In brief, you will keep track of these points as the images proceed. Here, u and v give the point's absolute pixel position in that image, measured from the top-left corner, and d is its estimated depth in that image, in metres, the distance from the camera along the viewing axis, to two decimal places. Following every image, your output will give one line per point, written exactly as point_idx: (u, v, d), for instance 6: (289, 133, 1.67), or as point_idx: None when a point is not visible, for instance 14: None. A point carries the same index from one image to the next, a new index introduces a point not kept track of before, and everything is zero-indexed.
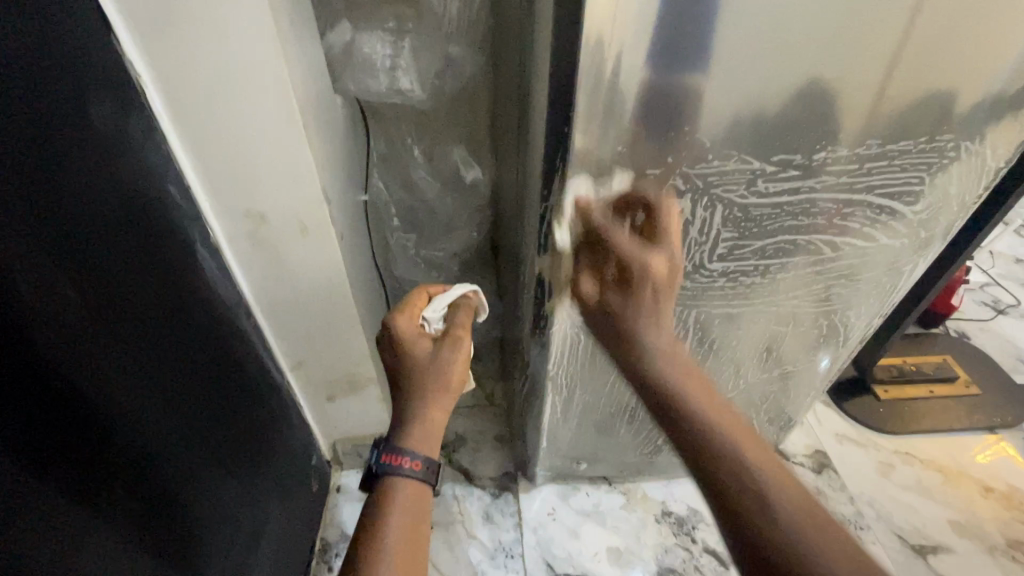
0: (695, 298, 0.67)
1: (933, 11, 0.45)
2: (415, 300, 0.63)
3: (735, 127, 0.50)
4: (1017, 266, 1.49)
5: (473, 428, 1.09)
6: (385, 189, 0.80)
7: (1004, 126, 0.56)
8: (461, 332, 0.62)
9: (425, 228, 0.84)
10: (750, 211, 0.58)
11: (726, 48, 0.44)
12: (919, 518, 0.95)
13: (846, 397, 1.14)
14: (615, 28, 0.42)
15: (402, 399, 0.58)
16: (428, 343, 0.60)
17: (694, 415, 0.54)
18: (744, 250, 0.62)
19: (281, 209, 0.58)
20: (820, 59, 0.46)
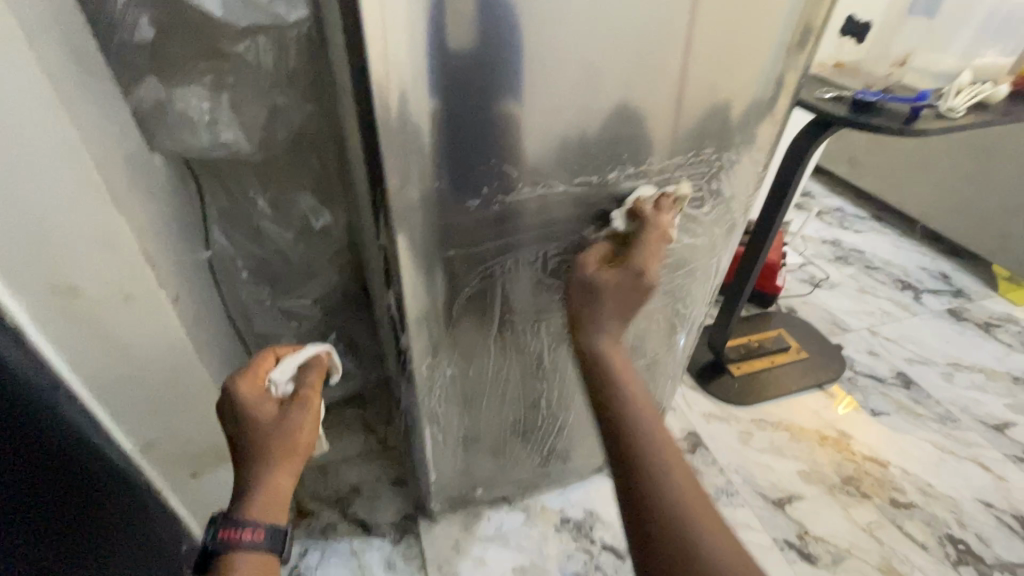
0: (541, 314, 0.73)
1: (670, 58, 0.55)
2: (261, 362, 0.60)
3: (540, 156, 0.56)
4: (824, 246, 1.79)
5: (367, 475, 1.06)
6: (229, 243, 0.77)
7: (751, 140, 0.69)
8: (309, 394, 0.60)
9: (280, 278, 0.82)
10: (571, 227, 0.65)
11: (508, 94, 0.50)
12: (775, 475, 1.09)
13: (707, 380, 1.28)
14: (407, 77, 0.46)
15: (245, 470, 0.55)
16: (274, 407, 0.58)
17: (648, 453, 0.54)
18: (572, 263, 0.69)
19: (94, 276, 0.54)
20: (591, 98, 0.55)
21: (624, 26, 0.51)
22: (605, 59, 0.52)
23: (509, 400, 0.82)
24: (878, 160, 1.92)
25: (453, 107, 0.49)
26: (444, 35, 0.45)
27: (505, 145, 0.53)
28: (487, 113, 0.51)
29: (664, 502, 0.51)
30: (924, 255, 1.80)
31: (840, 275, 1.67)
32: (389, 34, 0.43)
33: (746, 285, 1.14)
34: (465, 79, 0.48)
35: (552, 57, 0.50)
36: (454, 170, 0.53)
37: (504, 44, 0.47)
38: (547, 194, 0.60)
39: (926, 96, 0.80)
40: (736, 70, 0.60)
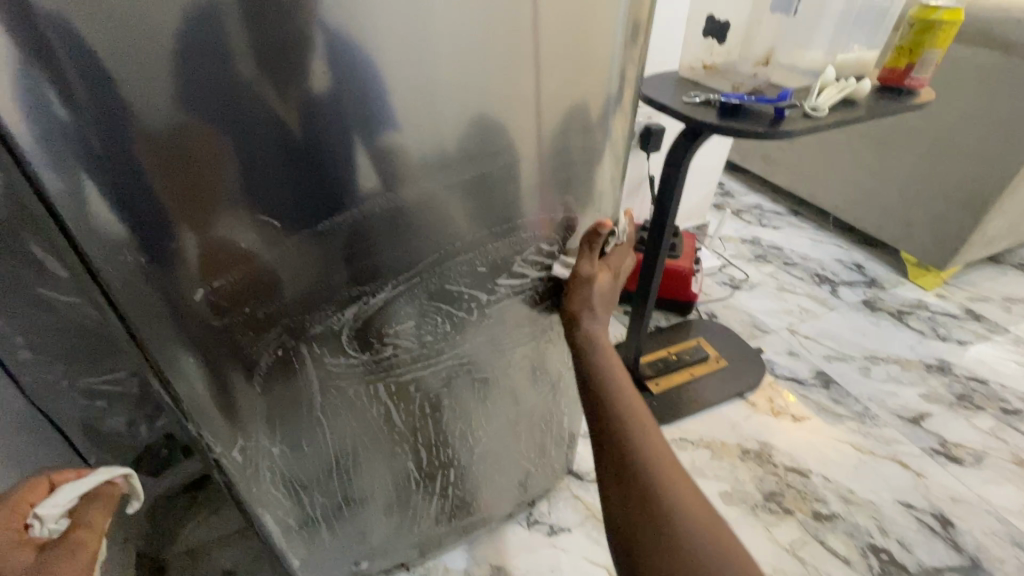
0: (388, 373, 0.64)
1: (499, 106, 0.50)
2: (27, 493, 0.51)
3: (323, 200, 0.47)
4: (743, 246, 1.78)
5: (241, 557, 0.92)
6: (1, 316, 0.63)
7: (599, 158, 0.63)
8: (85, 533, 0.51)
9: (82, 349, 0.69)
10: (387, 275, 0.55)
11: (301, 162, 0.44)
12: None
13: None
14: (78, 117, 0.35)
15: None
16: (30, 553, 0.49)
17: (627, 415, 0.57)
18: (404, 314, 0.60)
19: None
20: (396, 147, 0.47)
21: (439, 81, 0.46)
22: (426, 116, 0.47)
23: (375, 466, 0.73)
24: (787, 156, 1.94)
25: (223, 175, 0.42)
26: (207, 104, 0.38)
27: (265, 193, 0.44)
28: (224, 154, 0.41)
29: (633, 453, 0.54)
30: (839, 246, 1.81)
31: (759, 274, 1.65)
32: (28, 62, 0.33)
33: (648, 295, 1.08)
34: (178, 114, 0.38)
35: (351, 118, 0.44)
36: (196, 225, 0.43)
37: (218, 69, 0.38)
38: (360, 239, 0.51)
39: (789, 96, 0.76)
40: (572, 102, 0.55)
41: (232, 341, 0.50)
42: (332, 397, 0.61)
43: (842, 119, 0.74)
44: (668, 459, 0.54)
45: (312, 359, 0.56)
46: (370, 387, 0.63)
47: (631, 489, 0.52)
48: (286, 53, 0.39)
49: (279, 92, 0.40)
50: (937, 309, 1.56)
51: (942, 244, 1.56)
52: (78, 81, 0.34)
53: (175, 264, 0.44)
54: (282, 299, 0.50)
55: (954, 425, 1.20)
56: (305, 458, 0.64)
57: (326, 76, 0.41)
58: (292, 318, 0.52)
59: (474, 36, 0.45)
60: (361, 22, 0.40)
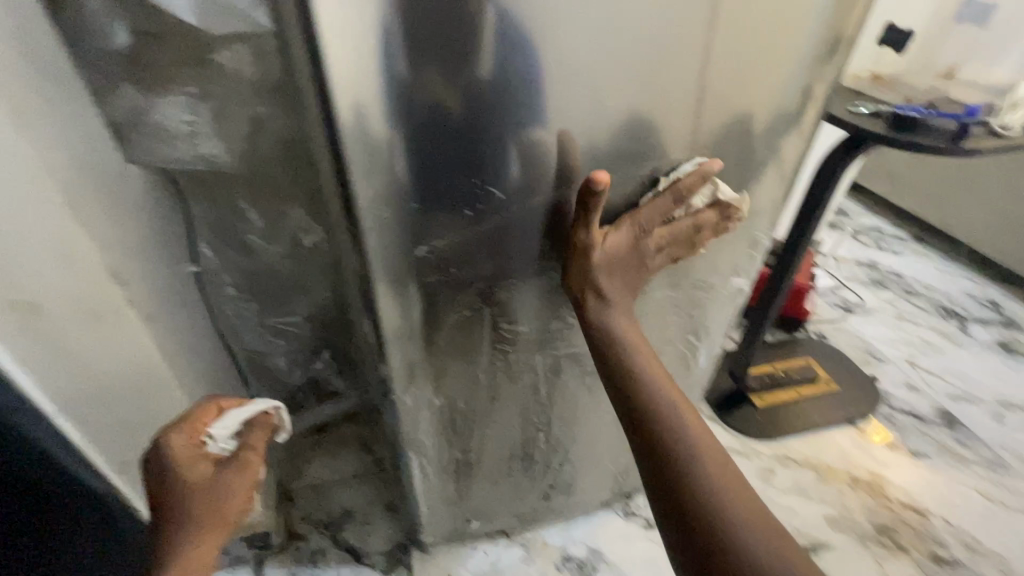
0: (548, 345, 0.68)
1: (683, 92, 0.52)
2: (201, 412, 0.55)
3: (535, 171, 0.52)
4: (859, 268, 1.68)
5: (360, 499, 1.01)
6: (215, 258, 0.73)
7: (770, 160, 0.63)
8: (250, 456, 0.58)
9: (269, 293, 0.79)
10: (567, 254, 0.59)
11: (507, 131, 0.48)
12: (799, 519, 1.00)
13: (726, 410, 1.19)
14: (373, 86, 0.42)
15: (165, 529, 0.54)
16: (205, 466, 0.55)
17: (674, 431, 0.56)
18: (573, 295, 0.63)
19: (60, 292, 0.51)
20: (592, 127, 0.51)
21: (636, 63, 0.48)
22: (617, 97, 0.50)
23: (509, 431, 0.77)
24: (919, 177, 1.80)
25: (444, 138, 0.46)
26: (443, 71, 0.43)
27: (493, 159, 0.49)
28: (461, 126, 0.46)
29: (687, 471, 0.54)
30: (971, 280, 1.67)
31: (875, 300, 1.56)
32: (337, 40, 0.39)
33: (770, 310, 1.05)
34: (434, 88, 0.43)
35: (554, 94, 0.47)
36: (431, 190, 0.49)
37: (477, 47, 0.42)
38: (556, 214, 0.55)
39: (975, 112, 0.72)
40: (756, 95, 0.55)
41: (434, 294, 0.56)
42: (497, 358, 0.66)
43: None
44: (731, 465, 0.55)
45: (490, 319, 0.62)
46: (532, 354, 0.68)
47: (690, 502, 0.53)
48: (510, 24, 0.42)
49: (502, 64, 0.44)
50: None
51: None
52: (370, 58, 0.41)
53: (404, 220, 0.50)
54: (479, 264, 0.56)
55: None
56: (455, 413, 0.70)
57: (541, 52, 0.45)
58: (484, 279, 0.58)
59: (673, 22, 0.47)
60: (579, 4, 0.43)
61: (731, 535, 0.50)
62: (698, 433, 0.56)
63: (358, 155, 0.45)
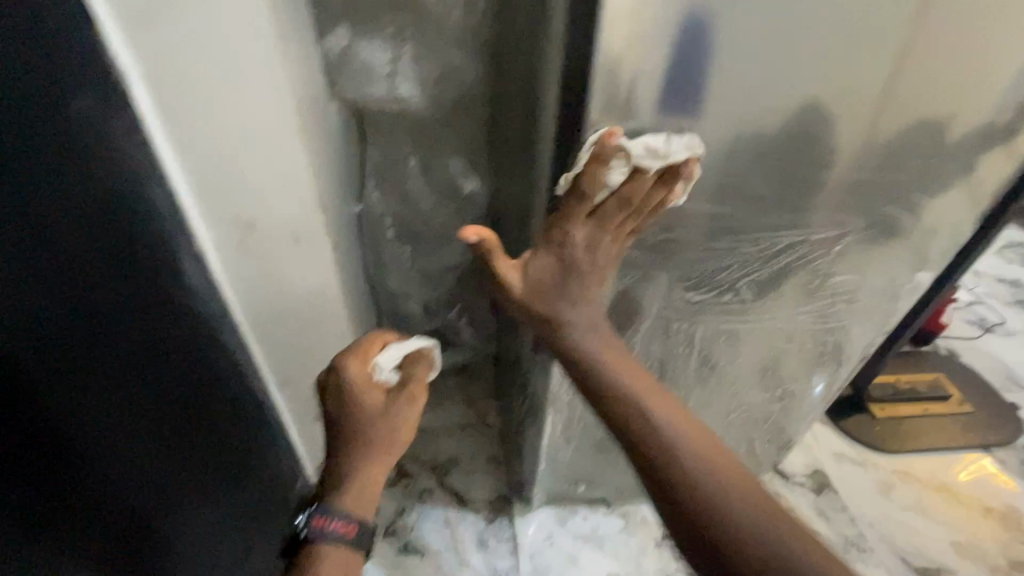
0: (722, 321, 0.65)
1: (946, 63, 0.46)
2: (370, 343, 0.56)
3: (752, 138, 0.49)
4: (1001, 285, 1.52)
5: (465, 448, 1.06)
6: (379, 199, 0.78)
7: (1004, 147, 0.56)
8: (417, 387, 0.57)
9: (420, 239, 0.83)
10: (768, 228, 0.56)
11: (746, 92, 0.45)
12: (920, 539, 0.95)
13: (844, 414, 1.12)
14: (632, 34, 0.40)
15: (341, 455, 0.54)
16: (378, 394, 0.55)
17: (667, 439, 0.50)
18: (759, 273, 0.60)
19: (278, 214, 0.56)
20: (832, 96, 0.47)
21: (905, 26, 0.43)
22: (871, 64, 0.45)
23: None
24: None
25: (682, 96, 0.44)
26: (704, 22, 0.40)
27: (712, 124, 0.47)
28: (702, 84, 0.44)
29: (684, 479, 0.48)
30: None
31: (1019, 321, 1.40)
32: None
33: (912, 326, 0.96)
34: (689, 40, 0.41)
35: (806, 54, 0.44)
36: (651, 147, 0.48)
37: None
38: (767, 184, 0.52)
39: None
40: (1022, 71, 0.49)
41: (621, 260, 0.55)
42: (663, 329, 0.65)
43: None
44: (724, 451, 0.50)
45: (674, 290, 0.59)
46: (702, 328, 0.66)
47: (694, 515, 0.47)
48: None
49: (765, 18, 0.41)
50: None
51: None
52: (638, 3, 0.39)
53: (616, 177, 0.49)
54: (676, 229, 0.54)
55: None
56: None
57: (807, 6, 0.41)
58: (678, 247, 0.55)
59: None
60: None
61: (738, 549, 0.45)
62: (677, 428, 0.51)
63: (596, 107, 0.44)
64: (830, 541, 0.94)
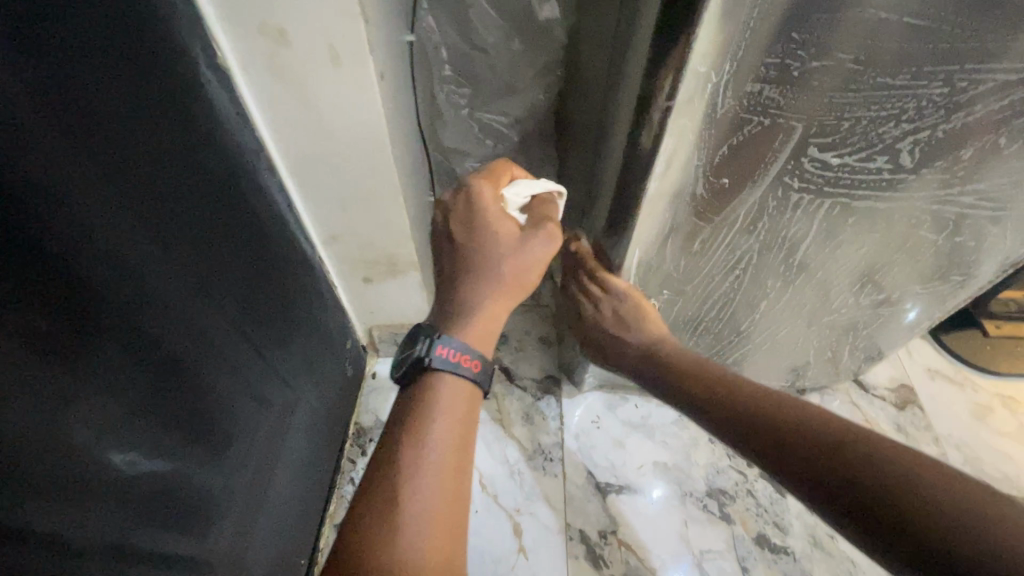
0: (852, 199, 0.52)
1: None
2: (499, 174, 0.52)
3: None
4: None
5: (517, 326, 1.01)
6: (436, 29, 0.64)
7: None
8: (553, 225, 0.51)
9: (482, 84, 0.69)
10: (973, 60, 0.40)
11: None
12: (1012, 467, 0.85)
13: (944, 331, 0.99)
14: None
15: (465, 288, 0.48)
16: (513, 227, 0.49)
17: (671, 353, 0.60)
18: (931, 132, 0.45)
19: (310, 26, 0.45)
20: None
21: None
22: None
23: (725, 291, 0.67)
24: None
25: None
26: None
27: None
28: None
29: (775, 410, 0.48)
30: None
31: None
32: None
33: None
34: None
35: None
36: None
37: None
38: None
39: None
40: None
41: (745, 104, 0.42)
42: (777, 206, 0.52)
43: None
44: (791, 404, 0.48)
45: (811, 146, 0.46)
46: (827, 206, 0.52)
47: (823, 442, 0.43)
48: None
49: None
50: None
51: None
52: None
53: None
54: (836, 56, 0.39)
55: None
56: (693, 259, 0.59)
57: None
58: (836, 82, 0.41)
59: None
60: None
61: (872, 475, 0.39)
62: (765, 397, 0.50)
63: None
64: None
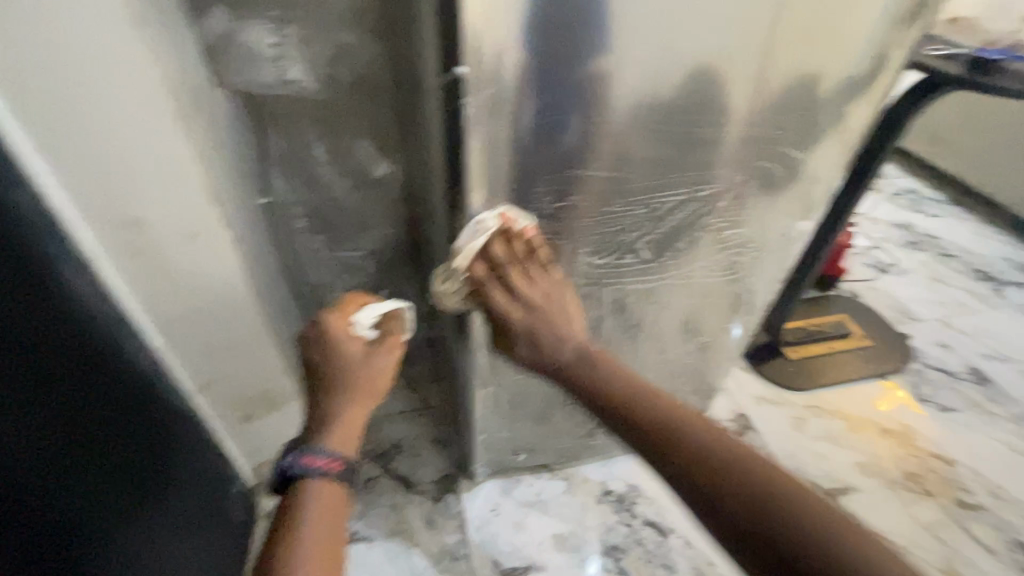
0: (621, 283, 0.70)
1: (774, 32, 0.53)
2: (350, 299, 0.58)
3: (630, 113, 0.53)
4: (895, 229, 1.69)
5: (409, 433, 1.06)
6: (286, 190, 0.74)
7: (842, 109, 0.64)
8: (397, 337, 0.57)
9: (335, 227, 0.79)
10: (653, 193, 0.61)
11: (607, 67, 0.49)
12: (829, 464, 1.04)
13: (761, 362, 1.22)
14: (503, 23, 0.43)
15: (322, 402, 0.53)
16: (361, 343, 0.55)
17: (606, 369, 0.61)
18: (653, 233, 0.65)
19: (164, 209, 0.54)
20: (683, 76, 0.52)
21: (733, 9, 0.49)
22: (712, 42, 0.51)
23: None
24: (963, 140, 1.76)
25: (548, 81, 0.47)
26: (553, 17, 0.44)
27: (590, 108, 0.51)
28: (560, 75, 0.48)
29: (676, 431, 0.53)
30: (1008, 244, 1.66)
31: (910, 261, 1.56)
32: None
33: (813, 270, 1.05)
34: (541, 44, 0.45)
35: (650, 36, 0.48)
36: (533, 135, 0.51)
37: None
38: (642, 159, 0.58)
39: None
40: (842, 30, 0.56)
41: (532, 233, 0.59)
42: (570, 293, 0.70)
43: None
44: (710, 429, 0.53)
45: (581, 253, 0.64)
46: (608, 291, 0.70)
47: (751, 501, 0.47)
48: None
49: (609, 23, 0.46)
50: None
51: None
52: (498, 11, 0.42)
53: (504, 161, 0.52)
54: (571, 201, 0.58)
55: None
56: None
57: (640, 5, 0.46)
58: (578, 215, 0.60)
59: None
60: None
61: (746, 500, 0.47)
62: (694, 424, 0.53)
63: (479, 92, 0.46)
64: None
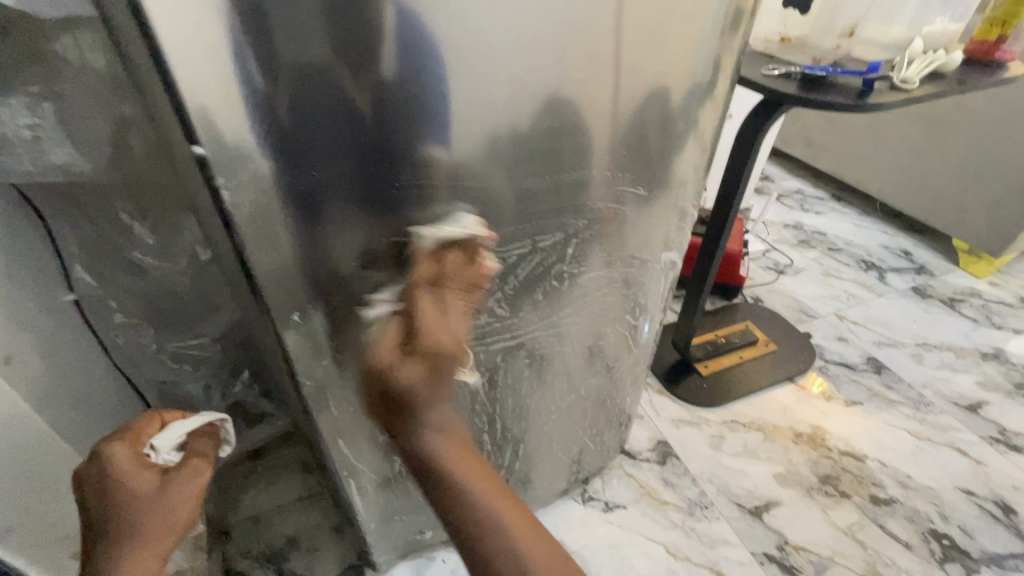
0: (480, 344, 0.68)
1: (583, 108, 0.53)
2: (148, 423, 0.52)
3: (471, 160, 0.50)
4: (786, 230, 1.77)
5: (306, 524, 0.94)
6: (97, 282, 0.66)
7: (682, 140, 0.63)
8: (202, 461, 0.51)
9: (168, 316, 0.72)
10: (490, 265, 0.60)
11: (406, 169, 0.48)
12: (750, 481, 1.02)
13: (674, 382, 1.20)
14: (267, 143, 0.41)
15: (100, 551, 0.47)
16: (152, 476, 0.49)
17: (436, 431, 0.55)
18: (501, 293, 0.64)
19: None
20: (496, 158, 0.51)
21: (534, 92, 0.49)
22: (518, 127, 0.51)
23: None
24: (833, 140, 1.89)
25: (338, 194, 0.46)
26: (332, 134, 0.43)
27: (416, 161, 0.48)
28: (351, 186, 0.46)
29: (483, 520, 0.52)
30: (886, 233, 1.78)
31: (803, 259, 1.64)
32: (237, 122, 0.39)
33: (705, 283, 1.04)
34: (324, 161, 0.43)
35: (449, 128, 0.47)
36: (334, 245, 0.49)
37: (367, 117, 0.43)
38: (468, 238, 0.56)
39: (876, 68, 0.74)
40: (659, 70, 0.55)
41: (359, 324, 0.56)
42: None
43: (933, 92, 0.71)
44: (523, 517, 0.53)
45: None
46: (468, 355, 0.68)
47: None
48: (401, 102, 0.44)
49: (400, 135, 0.45)
50: (992, 298, 1.52)
51: (995, 230, 1.52)
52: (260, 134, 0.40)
53: (309, 267, 0.49)
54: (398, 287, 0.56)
55: (1012, 412, 1.18)
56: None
57: (432, 110, 0.45)
58: None
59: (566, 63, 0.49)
60: (471, 54, 0.44)
61: None
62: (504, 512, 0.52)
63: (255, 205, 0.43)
64: (676, 507, 0.98)
